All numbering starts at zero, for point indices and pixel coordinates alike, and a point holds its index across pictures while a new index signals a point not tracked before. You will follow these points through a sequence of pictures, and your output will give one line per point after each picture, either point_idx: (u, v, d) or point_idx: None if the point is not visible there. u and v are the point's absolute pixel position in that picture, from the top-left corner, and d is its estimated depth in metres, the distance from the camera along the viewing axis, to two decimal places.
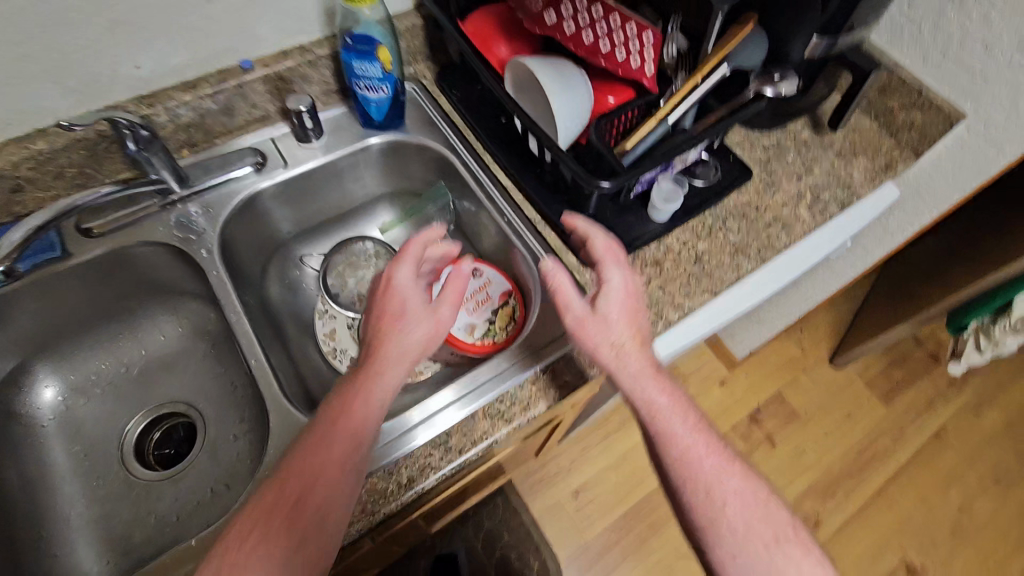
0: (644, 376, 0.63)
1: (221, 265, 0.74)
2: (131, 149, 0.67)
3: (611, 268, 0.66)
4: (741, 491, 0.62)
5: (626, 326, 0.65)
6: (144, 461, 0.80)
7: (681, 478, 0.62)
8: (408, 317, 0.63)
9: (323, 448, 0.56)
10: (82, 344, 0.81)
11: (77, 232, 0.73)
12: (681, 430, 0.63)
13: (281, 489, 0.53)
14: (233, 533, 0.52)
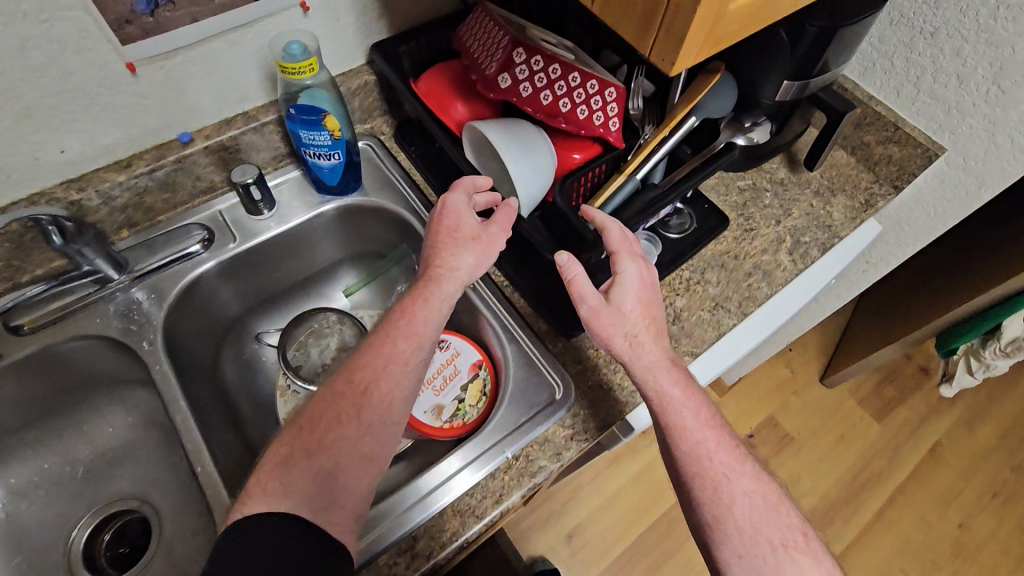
0: (657, 361, 0.60)
1: (165, 358, 0.69)
2: (58, 243, 0.62)
3: (625, 261, 0.61)
4: (750, 491, 0.57)
5: (641, 317, 0.61)
6: (94, 567, 0.74)
7: (687, 468, 0.58)
8: (457, 248, 0.63)
9: (376, 370, 0.58)
10: (21, 444, 0.75)
11: (7, 331, 0.68)
12: (692, 419, 0.59)
13: (337, 411, 0.57)
14: (286, 439, 0.57)
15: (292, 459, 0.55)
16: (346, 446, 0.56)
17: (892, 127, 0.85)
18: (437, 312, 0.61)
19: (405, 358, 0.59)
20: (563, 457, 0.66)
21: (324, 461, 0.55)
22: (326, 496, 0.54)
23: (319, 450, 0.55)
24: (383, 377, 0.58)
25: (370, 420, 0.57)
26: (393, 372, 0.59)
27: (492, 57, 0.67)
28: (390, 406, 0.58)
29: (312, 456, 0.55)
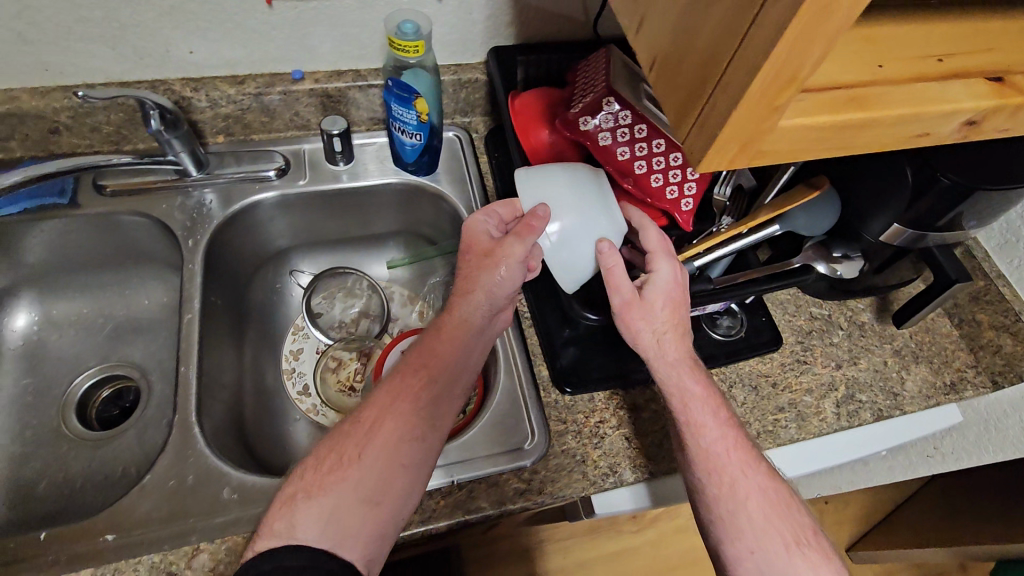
0: (679, 362, 0.58)
1: (200, 260, 0.74)
2: (153, 128, 0.68)
3: (660, 259, 0.59)
4: (766, 490, 0.56)
5: (668, 319, 0.58)
6: (81, 415, 0.79)
7: (700, 467, 0.57)
8: (476, 272, 0.61)
9: (383, 399, 0.56)
10: (71, 285, 0.83)
11: (92, 186, 0.76)
12: (709, 421, 0.57)
13: (340, 445, 0.54)
14: (295, 480, 0.54)
15: (300, 500, 0.51)
16: (361, 472, 0.52)
17: (1013, 316, 0.74)
18: (460, 323, 0.60)
19: (418, 377, 0.57)
20: (504, 507, 0.62)
21: (333, 494, 0.51)
22: (346, 523, 0.51)
23: (329, 484, 0.52)
24: (393, 400, 0.56)
25: (380, 438, 0.54)
26: (402, 396, 0.56)
27: (584, 97, 0.67)
28: (404, 419, 0.55)
29: (317, 492, 0.51)
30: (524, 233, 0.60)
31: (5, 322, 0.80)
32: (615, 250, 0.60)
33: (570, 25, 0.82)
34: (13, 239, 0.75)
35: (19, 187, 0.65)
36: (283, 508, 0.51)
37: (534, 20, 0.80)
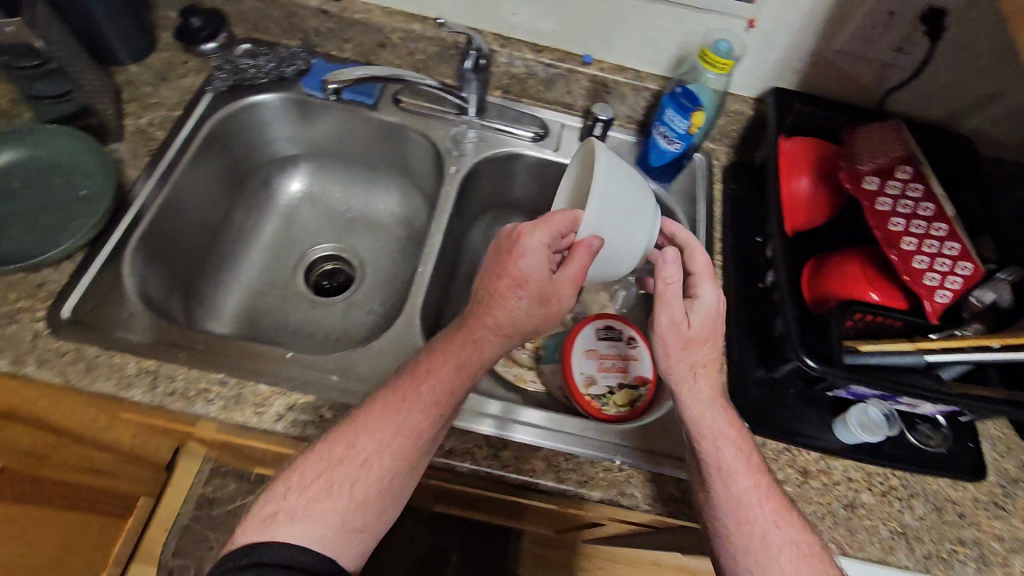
0: (710, 410, 0.58)
1: (455, 187, 0.84)
2: (466, 67, 0.80)
3: (705, 283, 0.59)
4: (796, 542, 0.54)
5: (700, 355, 0.58)
6: (307, 277, 0.92)
7: (729, 514, 0.55)
8: (450, 364, 0.58)
9: (373, 420, 0.55)
10: (337, 172, 0.97)
11: (391, 98, 0.88)
12: (737, 469, 0.56)
13: (336, 446, 0.54)
14: (278, 488, 0.53)
15: (314, 493, 0.52)
16: (350, 472, 0.53)
17: None
18: (433, 382, 0.57)
19: (411, 393, 0.56)
20: (656, 505, 0.63)
21: (315, 517, 0.51)
22: (338, 526, 0.52)
23: (314, 507, 0.52)
24: (405, 392, 0.56)
25: (370, 441, 0.54)
26: (394, 409, 0.55)
27: (873, 159, 0.69)
28: (393, 426, 0.55)
29: (303, 512, 0.51)
30: (541, 305, 0.59)
31: (283, 183, 0.95)
32: (680, 258, 0.56)
33: (859, 91, 0.82)
34: (317, 119, 0.89)
35: (353, 82, 0.78)
36: (261, 529, 0.51)
37: (825, 74, 0.81)
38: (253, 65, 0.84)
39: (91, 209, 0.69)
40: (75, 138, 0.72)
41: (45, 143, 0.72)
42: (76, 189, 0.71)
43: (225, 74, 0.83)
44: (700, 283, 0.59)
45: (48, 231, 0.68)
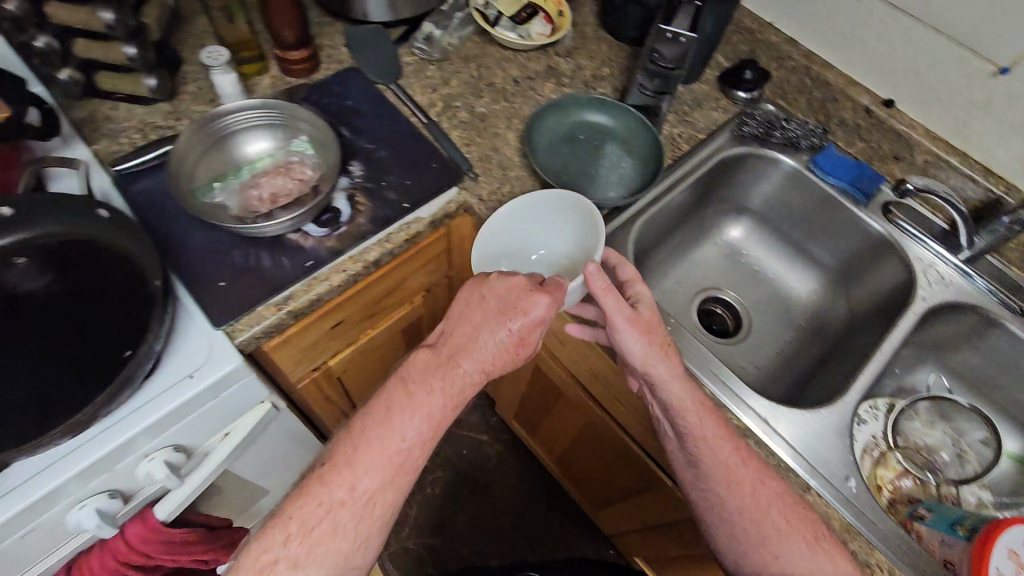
0: (676, 379, 0.67)
1: (920, 314, 0.81)
2: (1002, 220, 0.82)
3: (638, 285, 0.71)
4: (780, 493, 0.64)
5: (648, 335, 0.68)
6: (702, 309, 0.99)
7: (719, 484, 0.65)
8: (442, 388, 0.64)
9: (361, 467, 0.61)
10: (773, 239, 1.02)
11: (880, 205, 0.90)
12: (704, 438, 0.66)
13: (319, 510, 0.59)
14: (252, 556, 0.58)
15: (285, 568, 0.57)
16: (340, 515, 0.60)
17: None
18: (425, 404, 0.63)
19: (404, 430, 0.62)
20: None
21: (319, 561, 0.58)
22: (344, 559, 0.60)
23: (318, 550, 0.58)
24: (346, 447, 0.62)
25: (352, 475, 0.60)
26: (404, 414, 0.62)
27: None
28: (388, 443, 0.62)
29: (302, 560, 0.58)
30: (519, 341, 0.66)
31: (726, 226, 1.03)
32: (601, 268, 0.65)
33: None
34: (799, 189, 0.94)
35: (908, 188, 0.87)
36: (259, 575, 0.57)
37: None
38: (784, 125, 0.93)
39: (626, 184, 0.86)
40: (641, 123, 0.88)
41: (617, 118, 0.90)
42: (619, 161, 0.88)
43: (755, 122, 0.94)
44: (632, 283, 0.72)
45: (591, 184, 0.86)
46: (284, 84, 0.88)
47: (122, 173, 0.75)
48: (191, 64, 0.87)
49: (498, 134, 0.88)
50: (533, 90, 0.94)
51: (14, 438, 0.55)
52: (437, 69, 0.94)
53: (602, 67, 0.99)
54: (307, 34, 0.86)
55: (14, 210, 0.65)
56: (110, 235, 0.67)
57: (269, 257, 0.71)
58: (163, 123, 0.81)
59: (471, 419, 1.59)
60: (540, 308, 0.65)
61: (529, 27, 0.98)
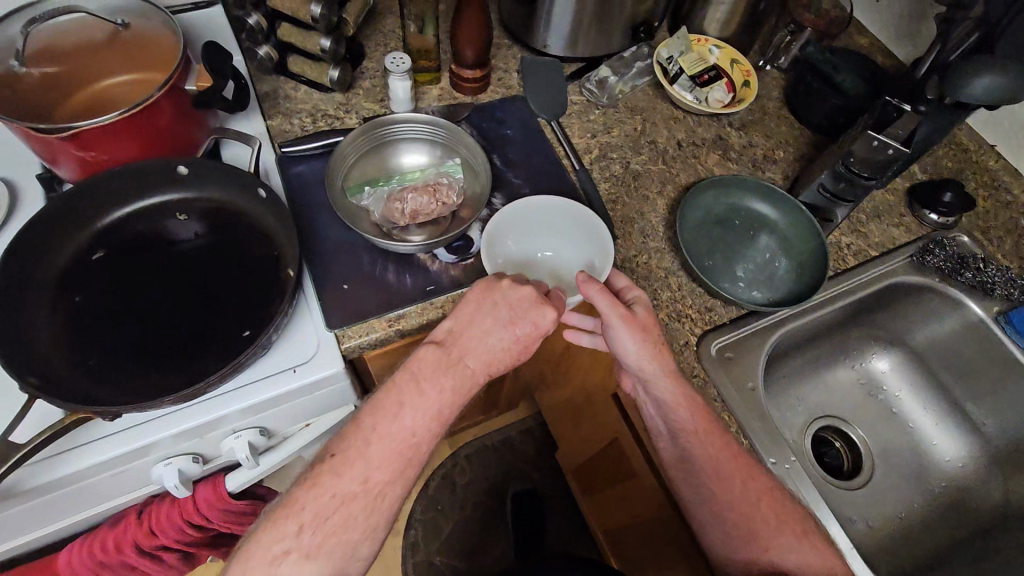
0: (665, 378, 0.66)
1: None
2: None
3: (630, 288, 0.70)
4: (764, 488, 0.64)
5: (653, 338, 0.66)
6: (815, 439, 0.89)
7: (703, 475, 0.64)
8: (451, 386, 0.62)
9: (375, 463, 0.58)
10: (925, 384, 0.89)
11: None
12: (689, 429, 0.65)
13: (331, 503, 0.56)
14: (263, 545, 0.54)
15: (293, 559, 0.54)
16: (347, 507, 0.56)
17: None
18: (428, 404, 0.60)
19: (416, 427, 0.60)
20: None
21: (328, 554, 0.55)
22: (351, 555, 0.57)
23: (329, 541, 0.55)
24: (353, 443, 0.58)
25: (364, 468, 0.57)
26: (414, 408, 0.60)
27: None
28: (392, 436, 0.59)
29: (314, 553, 0.55)
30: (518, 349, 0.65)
31: (870, 355, 0.91)
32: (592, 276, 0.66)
33: None
34: (976, 346, 0.83)
35: None
36: (267, 566, 0.53)
37: None
38: (979, 266, 0.81)
39: (776, 287, 0.77)
40: (813, 227, 0.78)
41: (785, 213, 0.81)
42: (773, 259, 0.79)
43: (943, 254, 0.82)
44: (629, 286, 0.70)
45: (735, 278, 0.78)
46: (450, 98, 0.89)
47: (286, 155, 0.78)
48: (372, 60, 0.89)
49: (648, 197, 0.83)
50: (696, 158, 0.88)
51: (133, 387, 0.59)
52: (602, 115, 0.91)
53: (776, 149, 0.91)
54: (485, 56, 0.86)
55: (189, 171, 0.69)
56: (261, 214, 0.70)
57: (392, 270, 0.71)
58: (333, 113, 0.85)
59: (528, 452, 1.55)
60: (546, 317, 0.65)
61: (710, 90, 0.91)
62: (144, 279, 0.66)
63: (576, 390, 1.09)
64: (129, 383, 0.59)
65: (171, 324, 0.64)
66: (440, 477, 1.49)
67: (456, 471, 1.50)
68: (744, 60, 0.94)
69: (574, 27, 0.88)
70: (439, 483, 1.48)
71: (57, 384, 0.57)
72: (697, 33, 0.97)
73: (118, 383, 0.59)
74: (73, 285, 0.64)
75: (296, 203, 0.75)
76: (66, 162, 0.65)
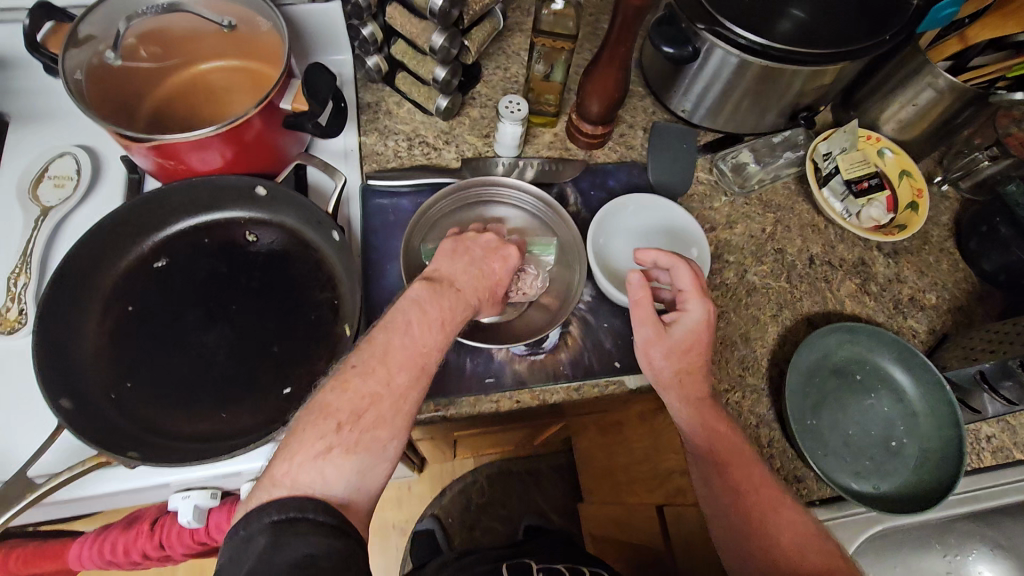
0: (687, 400, 0.59)
1: None
2: None
3: (694, 301, 0.60)
4: (794, 523, 0.56)
5: (687, 364, 0.59)
6: None
7: (730, 511, 0.57)
8: (449, 308, 0.52)
9: (394, 359, 0.47)
10: None
11: None
12: (711, 432, 0.59)
13: (362, 399, 0.45)
14: (297, 444, 0.43)
15: (328, 457, 0.42)
16: (379, 400, 0.45)
17: None
18: (436, 313, 0.51)
19: (426, 337, 0.49)
20: None
21: (367, 451, 0.44)
22: (383, 455, 0.45)
23: (365, 437, 0.44)
24: (371, 353, 0.47)
25: (387, 370, 0.47)
26: (421, 318, 0.50)
27: None
28: (406, 345, 0.48)
29: (355, 447, 0.43)
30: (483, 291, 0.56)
31: (972, 555, 0.75)
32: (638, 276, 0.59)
33: None
34: None
35: None
36: (310, 466, 0.42)
37: None
38: None
39: (889, 473, 0.65)
40: (951, 414, 0.64)
41: (920, 385, 0.67)
42: (892, 436, 0.67)
43: None
44: (688, 302, 0.60)
45: (840, 447, 0.66)
46: (561, 148, 0.79)
47: (372, 186, 0.72)
48: (487, 85, 0.80)
49: (758, 319, 0.72)
50: (828, 282, 0.76)
51: (162, 427, 0.56)
52: (728, 204, 0.79)
53: (926, 291, 0.76)
54: (613, 115, 0.74)
55: (268, 194, 0.64)
56: (331, 255, 0.64)
57: (453, 350, 0.65)
58: (432, 141, 0.77)
59: (552, 492, 1.33)
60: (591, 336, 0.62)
61: (866, 204, 0.76)
62: (199, 300, 0.62)
63: (606, 469, 0.98)
64: (163, 422, 0.56)
65: (215, 359, 0.60)
66: (458, 492, 1.33)
67: (474, 490, 1.33)
68: (917, 174, 0.78)
69: (721, 99, 0.75)
70: (455, 497, 1.33)
71: (89, 418, 0.54)
72: (867, 127, 0.81)
73: (150, 417, 0.56)
74: (128, 295, 0.62)
75: (371, 244, 0.69)
76: (148, 165, 0.62)
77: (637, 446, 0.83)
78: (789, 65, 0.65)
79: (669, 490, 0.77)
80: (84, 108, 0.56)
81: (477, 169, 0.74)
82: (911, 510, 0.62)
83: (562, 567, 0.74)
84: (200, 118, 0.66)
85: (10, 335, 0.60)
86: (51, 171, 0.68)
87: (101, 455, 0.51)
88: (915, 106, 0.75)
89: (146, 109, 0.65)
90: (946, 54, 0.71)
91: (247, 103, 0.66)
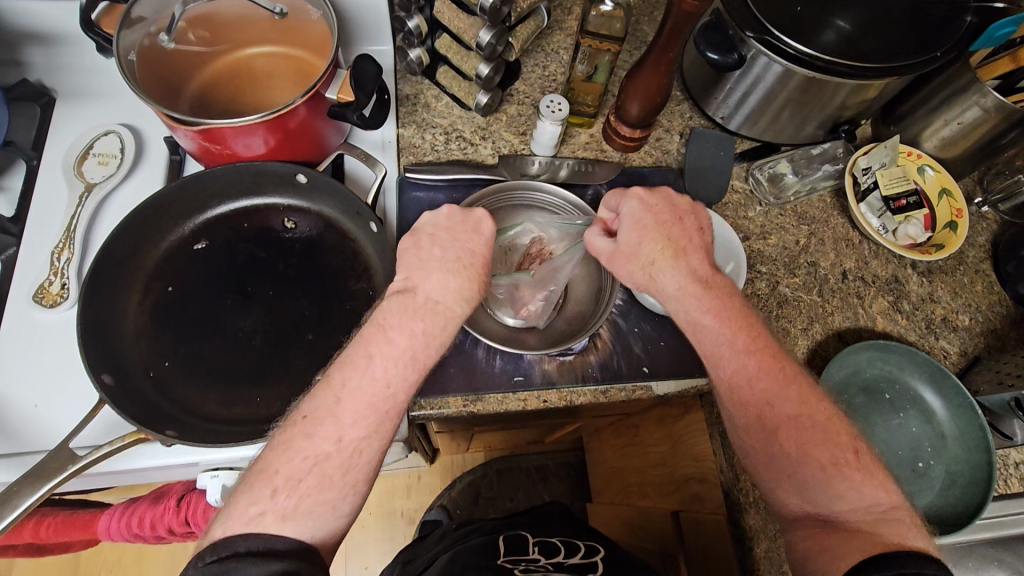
0: (682, 298, 0.55)
1: None
2: None
3: (624, 198, 0.57)
4: (798, 417, 0.51)
5: (650, 246, 0.55)
6: None
7: (731, 406, 0.53)
8: (416, 333, 0.49)
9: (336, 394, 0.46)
10: None
11: None
12: (722, 357, 0.54)
13: (305, 460, 0.44)
14: (239, 509, 0.42)
15: (268, 520, 0.42)
16: (326, 461, 0.44)
17: None
18: (399, 349, 0.48)
19: (389, 373, 0.47)
20: None
21: (312, 514, 0.43)
22: (333, 514, 0.44)
23: (308, 501, 0.43)
24: (321, 423, 0.46)
25: (336, 422, 0.46)
26: (378, 376, 0.47)
27: None
28: (363, 387, 0.47)
29: (295, 513, 0.42)
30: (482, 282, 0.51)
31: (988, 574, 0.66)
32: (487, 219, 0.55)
33: None
34: None
35: None
36: (241, 528, 0.41)
37: None
38: None
39: (915, 494, 0.64)
40: (982, 439, 0.63)
41: (951, 407, 0.66)
42: (919, 457, 0.66)
43: None
44: (618, 201, 0.58)
45: None
46: (597, 150, 0.79)
47: (408, 179, 0.72)
48: (526, 83, 0.80)
49: (787, 331, 0.72)
50: (860, 298, 0.75)
51: (194, 408, 0.57)
52: (763, 214, 0.79)
53: (960, 312, 0.76)
54: (651, 119, 0.73)
55: (308, 181, 0.65)
56: (368, 247, 0.65)
57: (484, 349, 0.65)
58: (468, 136, 0.77)
59: (558, 489, 1.31)
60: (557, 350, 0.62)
61: (904, 221, 0.76)
62: (231, 284, 0.63)
63: (618, 470, 0.98)
64: (199, 403, 0.57)
65: (251, 343, 0.60)
66: (467, 484, 1.32)
67: (484, 484, 1.33)
68: (957, 194, 0.77)
69: (761, 108, 0.74)
70: (464, 489, 1.31)
71: (126, 395, 0.55)
72: (908, 144, 0.80)
73: (183, 398, 0.57)
74: (169, 275, 0.63)
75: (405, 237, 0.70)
76: (192, 147, 0.63)
77: (653, 450, 0.82)
78: (832, 77, 0.64)
79: (684, 495, 0.73)
80: (133, 86, 0.57)
81: (513, 167, 0.74)
82: (936, 533, 0.62)
83: (558, 541, 0.69)
84: (245, 106, 0.66)
85: (53, 309, 0.61)
86: (96, 148, 0.69)
87: (139, 432, 0.52)
88: (960, 123, 0.73)
89: (190, 94, 0.65)
90: (997, 73, 0.71)
91: (290, 91, 0.66)
